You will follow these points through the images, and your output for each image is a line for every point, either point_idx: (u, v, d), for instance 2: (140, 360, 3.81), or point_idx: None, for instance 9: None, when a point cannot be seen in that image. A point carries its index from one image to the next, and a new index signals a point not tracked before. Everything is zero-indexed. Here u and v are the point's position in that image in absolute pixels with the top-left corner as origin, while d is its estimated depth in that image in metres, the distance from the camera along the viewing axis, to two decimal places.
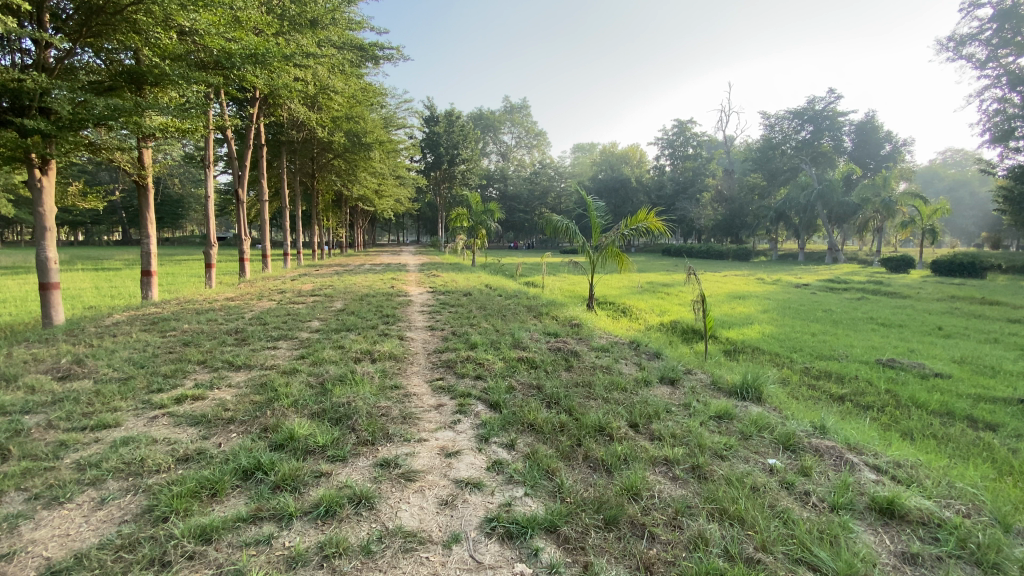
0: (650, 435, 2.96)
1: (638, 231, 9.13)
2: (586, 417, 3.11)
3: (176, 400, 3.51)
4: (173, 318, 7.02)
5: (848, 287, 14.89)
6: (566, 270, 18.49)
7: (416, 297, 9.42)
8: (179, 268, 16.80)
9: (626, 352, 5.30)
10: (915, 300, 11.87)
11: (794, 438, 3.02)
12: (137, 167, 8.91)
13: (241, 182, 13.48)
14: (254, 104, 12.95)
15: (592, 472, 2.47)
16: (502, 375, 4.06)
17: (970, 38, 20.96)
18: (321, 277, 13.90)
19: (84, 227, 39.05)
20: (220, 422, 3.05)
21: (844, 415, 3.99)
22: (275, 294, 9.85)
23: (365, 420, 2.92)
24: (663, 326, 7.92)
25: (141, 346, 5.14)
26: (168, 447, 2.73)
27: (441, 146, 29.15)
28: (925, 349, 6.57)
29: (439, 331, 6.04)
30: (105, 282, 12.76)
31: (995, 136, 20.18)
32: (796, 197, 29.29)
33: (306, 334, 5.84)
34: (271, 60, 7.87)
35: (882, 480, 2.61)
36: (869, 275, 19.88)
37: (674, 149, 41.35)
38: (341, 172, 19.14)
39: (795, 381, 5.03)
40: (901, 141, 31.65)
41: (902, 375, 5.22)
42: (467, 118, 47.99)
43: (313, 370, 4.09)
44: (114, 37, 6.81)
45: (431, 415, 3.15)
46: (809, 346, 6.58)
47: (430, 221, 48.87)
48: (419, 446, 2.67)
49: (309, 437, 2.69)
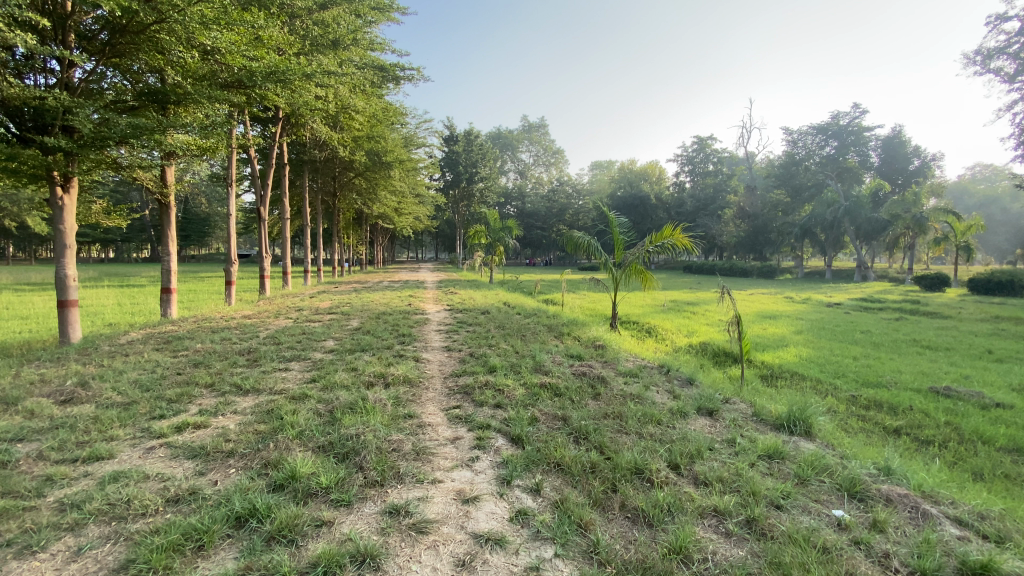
0: (694, 479, 2.63)
1: (663, 247, 8.79)
2: (619, 456, 2.77)
3: (176, 428, 3.29)
4: (188, 336, 6.90)
5: (883, 307, 14.24)
6: (586, 288, 18.19)
7: (434, 316, 9.23)
8: (202, 285, 17.02)
9: (656, 378, 4.94)
10: (958, 321, 11.17)
11: (859, 483, 2.63)
12: (160, 185, 8.94)
13: (263, 200, 13.54)
14: (278, 123, 13.13)
15: (632, 525, 2.15)
16: (524, 404, 3.73)
17: (998, 52, 20.31)
18: (340, 294, 13.87)
19: (116, 245, 40.39)
20: (219, 455, 2.81)
21: (906, 453, 3.54)
22: (292, 312, 9.75)
23: (375, 457, 2.63)
24: (692, 348, 7.54)
25: (151, 367, 4.99)
26: (159, 485, 2.48)
27: (460, 165, 29.41)
28: (982, 375, 6.01)
29: (457, 352, 5.78)
30: (128, 299, 12.86)
31: None
32: (821, 214, 28.53)
33: (320, 355, 5.62)
34: (292, 78, 7.77)
35: (970, 536, 2.19)
36: (903, 293, 19.08)
37: (693, 166, 41.12)
38: (362, 191, 19.30)
39: (843, 411, 4.58)
40: (931, 156, 30.61)
41: (962, 406, 4.71)
42: (486, 138, 48.65)
43: (323, 397, 3.82)
44: (139, 56, 6.85)
45: (447, 450, 2.85)
46: (852, 372, 6.10)
47: (448, 239, 49.16)
48: (434, 489, 2.38)
49: (313, 477, 2.41)
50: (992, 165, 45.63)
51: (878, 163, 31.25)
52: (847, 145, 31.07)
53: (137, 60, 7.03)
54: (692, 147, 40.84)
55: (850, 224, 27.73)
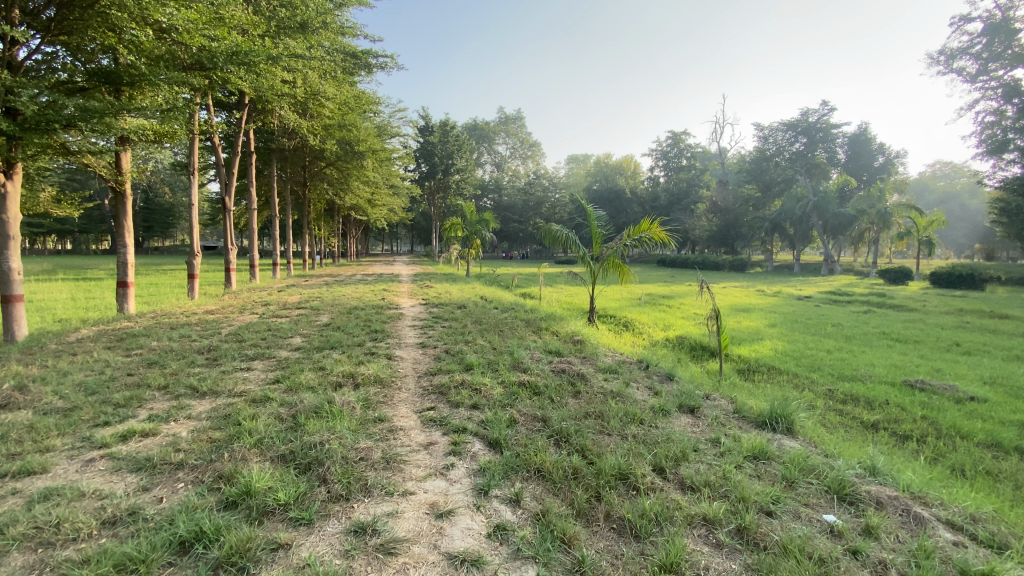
0: (680, 482, 2.51)
1: (641, 241, 8.73)
2: (602, 460, 2.63)
3: (120, 437, 2.99)
4: (144, 333, 6.48)
5: (852, 300, 14.52)
6: (564, 281, 18.06)
7: (408, 311, 8.93)
8: (163, 278, 16.25)
9: (636, 374, 4.83)
10: (923, 314, 11.45)
11: (847, 485, 2.55)
12: (114, 172, 8.36)
13: (229, 190, 12.94)
14: (244, 108, 12.52)
15: (619, 538, 2.01)
16: (502, 404, 3.55)
17: (960, 52, 21.05)
18: (310, 288, 13.43)
19: (72, 236, 38.36)
20: (168, 468, 2.55)
21: (887, 449, 3.51)
22: (258, 307, 9.31)
23: (340, 468, 2.41)
24: (670, 343, 7.48)
25: (99, 368, 4.63)
26: (95, 504, 2.22)
27: (436, 156, 28.83)
28: (952, 368, 6.11)
29: (432, 349, 5.56)
30: (82, 293, 12.15)
31: (989, 149, 21.17)
32: (791, 209, 29.10)
33: (286, 353, 5.32)
34: (256, 61, 7.33)
35: (966, 542, 2.13)
36: (870, 287, 19.65)
37: (668, 160, 41.46)
38: (333, 181, 18.70)
39: (821, 406, 4.57)
40: (894, 153, 31.51)
41: (936, 400, 4.73)
42: (462, 129, 47.86)
43: (286, 400, 3.56)
44: (90, 35, 6.33)
45: (419, 457, 2.66)
46: (826, 365, 6.15)
47: (424, 232, 48.33)
48: (404, 502, 2.19)
49: (269, 493, 2.19)
50: (949, 162, 47.09)
51: (844, 159, 32.07)
52: (815, 142, 31.69)
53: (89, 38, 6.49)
54: (667, 142, 41.15)
55: (818, 219, 28.37)
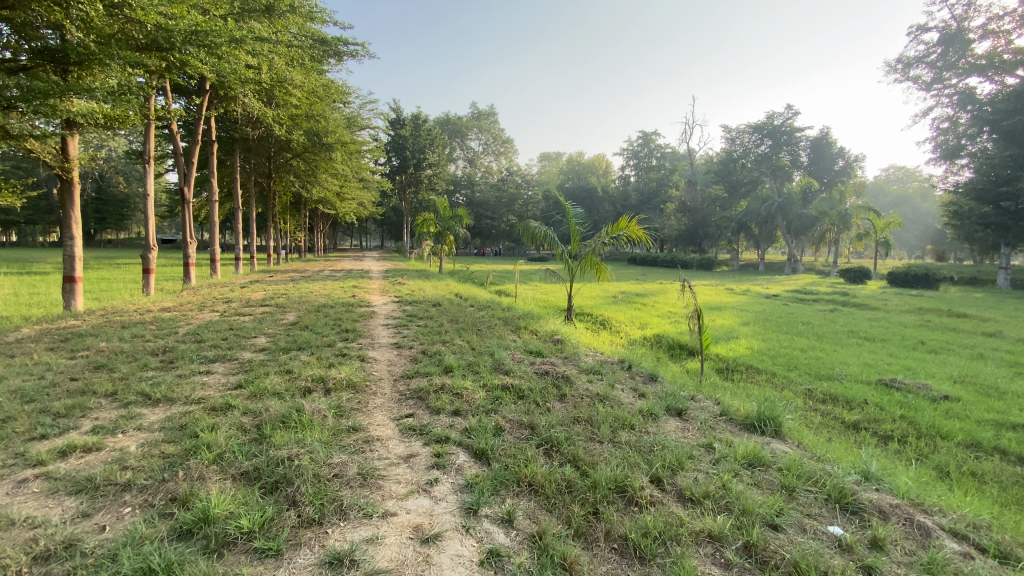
0: (678, 494, 2.37)
1: (619, 240, 8.70)
2: (596, 471, 2.47)
3: (58, 453, 2.65)
4: (91, 333, 5.98)
5: (818, 298, 14.89)
6: (538, 279, 17.97)
7: (380, 308, 8.63)
8: (118, 273, 15.40)
9: (620, 375, 4.70)
10: (887, 312, 11.79)
11: (847, 492, 2.47)
12: (60, 159, 7.69)
13: (188, 181, 12.24)
14: (203, 95, 11.81)
15: (621, 561, 1.85)
16: (485, 410, 3.36)
17: (916, 61, 22.05)
18: (275, 284, 12.88)
19: (17, 227, 36.00)
20: (112, 490, 2.25)
21: (876, 452, 3.48)
22: (219, 304, 8.80)
23: (311, 487, 2.17)
24: (648, 341, 7.43)
25: (39, 372, 4.20)
26: (26, 536, 1.92)
27: (407, 150, 28.17)
28: (922, 367, 6.23)
29: (407, 350, 5.30)
30: (26, 288, 11.32)
31: (944, 154, 22.23)
32: (756, 209, 29.73)
33: (250, 355, 4.98)
34: (219, 42, 6.76)
35: (973, 553, 2.07)
36: (832, 286, 20.30)
37: (639, 160, 41.99)
38: (300, 173, 18.02)
39: (802, 406, 4.56)
40: (853, 157, 32.58)
41: (912, 399, 4.80)
42: (434, 123, 47.14)
43: (250, 408, 3.26)
44: (36, 11, 5.75)
45: (399, 471, 2.45)
46: (803, 364, 6.18)
47: (395, 227, 47.53)
48: (384, 526, 1.98)
49: (231, 519, 1.94)
50: (903, 167, 48.94)
51: (807, 162, 33.00)
52: (780, 145, 32.48)
53: (35, 15, 5.89)
54: (637, 142, 41.54)
55: (782, 219, 29.08)
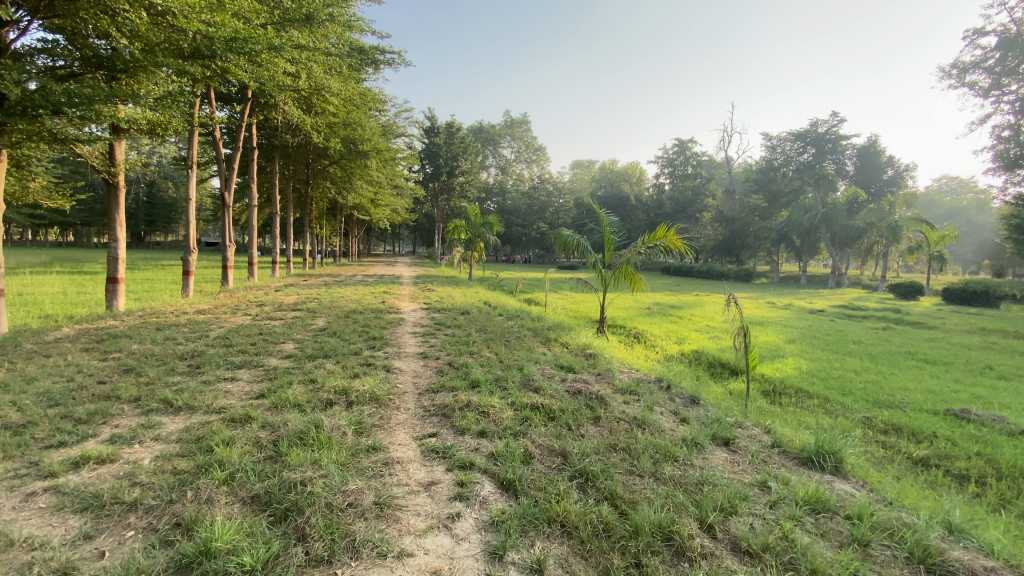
0: (732, 543, 2.08)
1: (655, 250, 8.30)
2: (637, 513, 2.20)
3: (72, 464, 2.56)
4: (126, 335, 6.05)
5: (866, 315, 14.03)
6: (569, 288, 17.64)
7: (408, 315, 8.51)
8: (161, 274, 15.95)
9: (658, 397, 4.38)
10: (945, 333, 10.95)
11: (932, 550, 2.12)
12: (107, 163, 7.89)
13: (228, 185, 12.48)
14: (246, 103, 12.11)
15: None
16: (512, 432, 3.13)
17: (973, 66, 20.83)
18: (307, 288, 12.99)
19: (74, 228, 38.05)
20: (118, 510, 2.12)
21: (955, 497, 3.06)
22: (251, 308, 8.88)
23: (322, 519, 1.98)
24: (686, 358, 7.03)
25: (69, 374, 4.20)
26: (23, 558, 1.80)
27: (441, 157, 28.37)
28: (994, 396, 5.65)
29: (433, 361, 5.11)
30: (74, 287, 11.76)
31: (1003, 165, 20.79)
32: (799, 220, 28.58)
33: (275, 361, 4.90)
34: (258, 48, 6.78)
35: None
36: (882, 302, 19.19)
37: (674, 168, 40.53)
38: (335, 180, 18.28)
39: (862, 436, 4.14)
40: (904, 166, 30.99)
41: (987, 433, 4.30)
42: (467, 131, 47.55)
43: (269, 420, 3.13)
44: (85, 19, 5.83)
45: (419, 501, 2.24)
46: (858, 389, 5.68)
47: (426, 233, 47.88)
48: (398, 569, 1.76)
49: (234, 554, 1.76)
50: (956, 178, 46.52)
51: (853, 172, 31.59)
52: (824, 153, 30.87)
53: (85, 23, 6.04)
54: (673, 150, 40.71)
55: (826, 230, 27.77)
